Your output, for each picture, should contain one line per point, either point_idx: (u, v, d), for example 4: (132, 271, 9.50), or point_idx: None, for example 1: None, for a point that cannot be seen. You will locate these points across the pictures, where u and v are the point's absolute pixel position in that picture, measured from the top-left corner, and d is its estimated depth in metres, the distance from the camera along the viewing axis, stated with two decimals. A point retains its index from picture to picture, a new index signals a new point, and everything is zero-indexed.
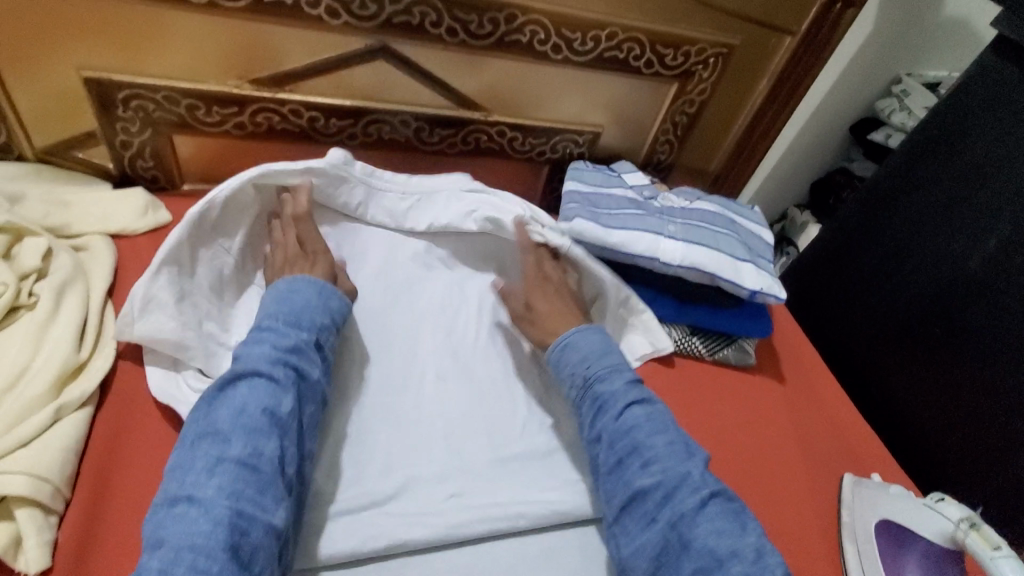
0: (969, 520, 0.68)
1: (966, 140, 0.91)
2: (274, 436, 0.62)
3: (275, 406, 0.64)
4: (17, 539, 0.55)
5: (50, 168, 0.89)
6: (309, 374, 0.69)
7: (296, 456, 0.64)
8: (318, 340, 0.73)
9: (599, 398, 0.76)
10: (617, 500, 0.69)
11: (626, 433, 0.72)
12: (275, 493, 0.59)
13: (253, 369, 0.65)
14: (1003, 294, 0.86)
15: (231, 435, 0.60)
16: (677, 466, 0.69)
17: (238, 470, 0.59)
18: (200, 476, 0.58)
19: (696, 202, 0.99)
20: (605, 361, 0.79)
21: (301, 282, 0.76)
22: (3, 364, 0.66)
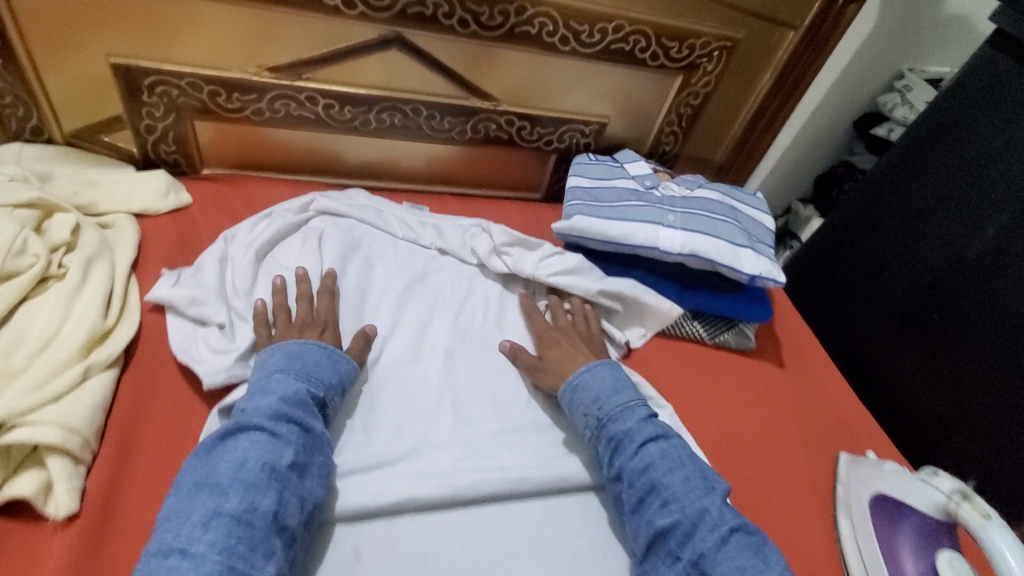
0: (961, 493, 0.70)
1: (966, 130, 0.92)
2: (271, 489, 0.59)
3: (275, 461, 0.61)
4: (47, 485, 0.58)
5: (77, 151, 0.94)
6: (313, 428, 0.67)
7: (300, 507, 0.60)
8: (323, 398, 0.71)
9: (614, 438, 0.75)
10: (642, 540, 0.68)
11: (645, 473, 0.71)
12: (267, 549, 0.56)
13: (254, 424, 0.63)
14: (998, 281, 0.87)
15: (228, 488, 0.58)
16: (694, 503, 0.68)
17: (232, 524, 0.56)
18: (195, 529, 0.55)
19: (697, 189, 1.02)
20: (617, 399, 0.79)
21: (311, 344, 0.74)
22: (35, 328, 0.69)
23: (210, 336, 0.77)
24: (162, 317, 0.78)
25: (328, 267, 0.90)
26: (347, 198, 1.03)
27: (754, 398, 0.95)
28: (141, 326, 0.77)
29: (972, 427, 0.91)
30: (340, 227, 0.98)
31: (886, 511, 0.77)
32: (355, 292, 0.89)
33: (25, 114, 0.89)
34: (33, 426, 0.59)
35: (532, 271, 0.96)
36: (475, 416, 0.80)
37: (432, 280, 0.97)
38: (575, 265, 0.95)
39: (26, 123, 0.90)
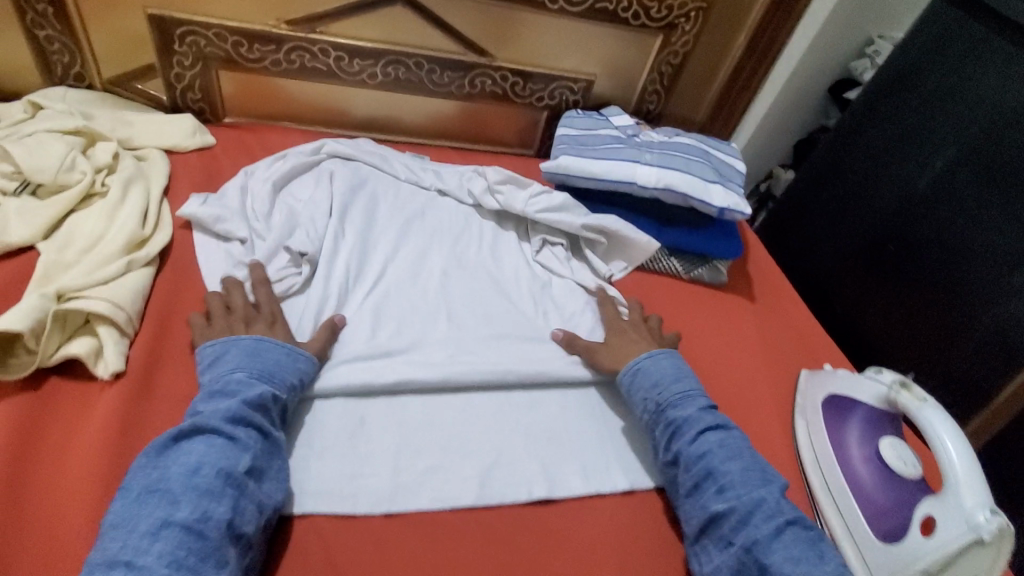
0: (900, 382, 0.78)
1: (920, 76, 1.00)
2: (227, 496, 0.57)
3: (231, 466, 0.59)
4: (98, 349, 0.68)
5: (115, 96, 1.04)
6: (271, 431, 0.65)
7: (256, 513, 0.58)
8: (283, 400, 0.68)
9: (673, 423, 0.76)
10: (696, 523, 0.69)
11: (702, 460, 0.71)
12: (220, 559, 0.53)
13: (208, 427, 0.61)
14: (946, 210, 0.95)
15: (180, 496, 0.55)
16: (752, 492, 0.68)
17: (183, 534, 0.53)
18: (143, 540, 0.52)
19: (675, 137, 1.11)
20: (677, 387, 0.80)
21: (269, 340, 0.72)
22: (84, 233, 0.80)
23: (234, 248, 0.87)
24: (190, 233, 0.88)
25: (338, 198, 1.00)
26: (355, 145, 1.13)
27: (724, 327, 1.04)
28: (173, 238, 0.86)
29: (920, 342, 1.00)
30: (349, 168, 1.08)
31: (834, 409, 0.85)
32: (360, 220, 0.99)
33: (70, 61, 1.00)
34: (87, 299, 0.69)
35: (522, 208, 1.04)
36: (467, 323, 0.89)
37: (430, 217, 1.06)
38: (561, 202, 1.04)
39: (70, 69, 1.01)
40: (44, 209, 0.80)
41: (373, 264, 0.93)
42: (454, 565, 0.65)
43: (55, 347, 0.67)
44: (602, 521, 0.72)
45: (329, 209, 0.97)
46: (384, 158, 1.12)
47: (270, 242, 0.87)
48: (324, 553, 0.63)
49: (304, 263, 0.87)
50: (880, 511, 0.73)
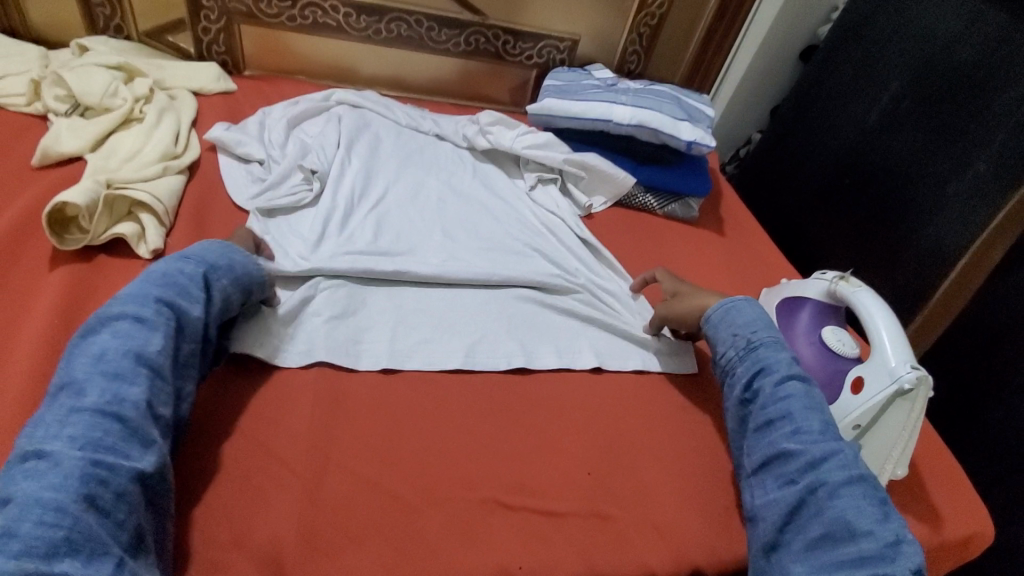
0: (840, 276, 0.87)
1: (870, 22, 1.11)
2: (140, 378, 0.57)
3: (141, 347, 0.58)
4: (141, 231, 0.80)
5: (149, 47, 1.18)
6: (188, 311, 0.64)
7: (170, 396, 0.59)
8: (206, 278, 0.68)
9: (761, 362, 0.74)
10: (759, 457, 0.69)
11: (783, 401, 0.70)
12: (144, 440, 0.54)
13: (117, 312, 0.60)
14: (892, 140, 1.07)
15: (87, 382, 0.55)
16: (830, 442, 0.67)
17: (96, 418, 0.53)
18: (51, 428, 0.51)
19: (651, 86, 1.23)
20: (771, 331, 0.78)
21: (202, 244, 0.73)
22: (125, 146, 0.92)
23: (253, 168, 0.99)
24: (215, 155, 1.00)
25: (346, 133, 1.11)
26: (361, 94, 1.23)
27: (694, 253, 1.13)
28: (201, 158, 0.98)
29: (871, 258, 1.13)
30: (354, 112, 1.18)
31: (786, 308, 0.92)
32: (361, 153, 1.09)
33: (111, 13, 1.14)
34: (131, 191, 0.81)
35: (510, 144, 1.16)
36: (458, 236, 0.99)
37: (426, 154, 1.16)
38: (544, 141, 1.15)
39: (111, 21, 1.15)
40: (91, 127, 0.92)
41: (375, 188, 1.03)
42: (442, 410, 0.75)
43: (104, 228, 0.78)
44: (575, 390, 0.82)
45: (336, 140, 1.09)
46: (388, 105, 1.23)
47: (285, 162, 0.99)
48: (332, 396, 0.73)
49: (314, 180, 0.98)
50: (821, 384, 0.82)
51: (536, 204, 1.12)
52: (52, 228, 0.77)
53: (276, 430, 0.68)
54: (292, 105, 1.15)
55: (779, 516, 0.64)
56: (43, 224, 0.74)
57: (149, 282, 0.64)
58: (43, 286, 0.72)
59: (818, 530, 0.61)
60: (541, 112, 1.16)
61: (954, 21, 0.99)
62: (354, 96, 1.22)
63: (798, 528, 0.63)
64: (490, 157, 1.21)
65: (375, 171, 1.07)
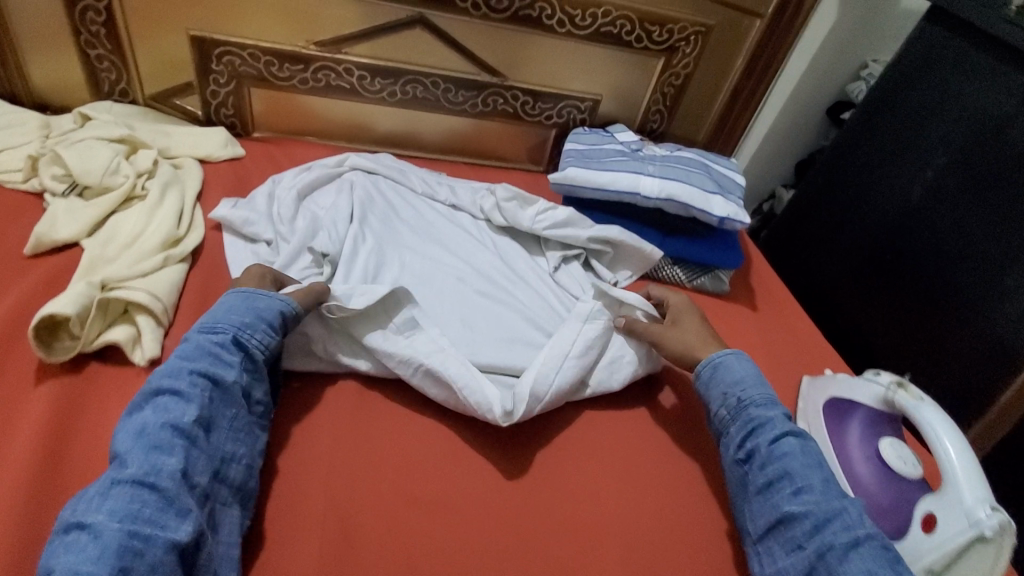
0: (897, 382, 0.80)
1: (909, 90, 1.06)
2: (176, 450, 0.59)
3: (176, 419, 0.61)
4: (137, 335, 0.73)
5: (155, 111, 1.13)
6: (222, 379, 0.67)
7: (206, 466, 0.61)
8: (242, 344, 0.71)
9: (752, 420, 0.75)
10: (761, 523, 0.69)
11: (779, 460, 0.70)
12: (178, 509, 0.55)
13: (156, 387, 0.64)
14: (941, 216, 1.00)
15: (128, 455, 0.58)
16: (831, 502, 0.67)
17: (134, 490, 0.55)
18: (93, 501, 0.54)
19: (677, 151, 1.17)
20: (761, 389, 0.79)
21: (232, 294, 0.76)
22: (125, 230, 0.86)
23: (259, 249, 0.92)
24: (221, 235, 0.95)
25: (356, 206, 1.04)
26: (377, 160, 1.17)
27: (726, 331, 1.06)
28: (205, 239, 0.92)
29: (916, 340, 1.05)
30: (369, 180, 1.13)
31: (836, 411, 0.87)
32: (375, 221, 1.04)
33: (116, 78, 1.09)
34: (126, 289, 0.74)
35: (529, 225, 1.08)
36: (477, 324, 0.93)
37: (442, 227, 1.10)
38: (567, 218, 1.07)
39: (116, 85, 1.10)
40: (90, 210, 0.87)
41: (385, 269, 0.96)
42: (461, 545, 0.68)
43: (96, 334, 0.71)
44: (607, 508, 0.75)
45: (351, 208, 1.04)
46: (402, 171, 1.17)
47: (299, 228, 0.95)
48: (337, 526, 0.66)
49: (325, 264, 0.92)
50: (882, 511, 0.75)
51: (560, 285, 1.05)
52: (40, 334, 0.70)
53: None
54: (302, 174, 1.09)
55: None
56: (29, 336, 0.67)
57: (184, 356, 0.67)
58: (28, 403, 0.66)
59: None
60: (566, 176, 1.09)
61: (1002, 96, 0.93)
62: (368, 160, 1.17)
63: None
64: (510, 234, 1.14)
65: (386, 248, 1.00)
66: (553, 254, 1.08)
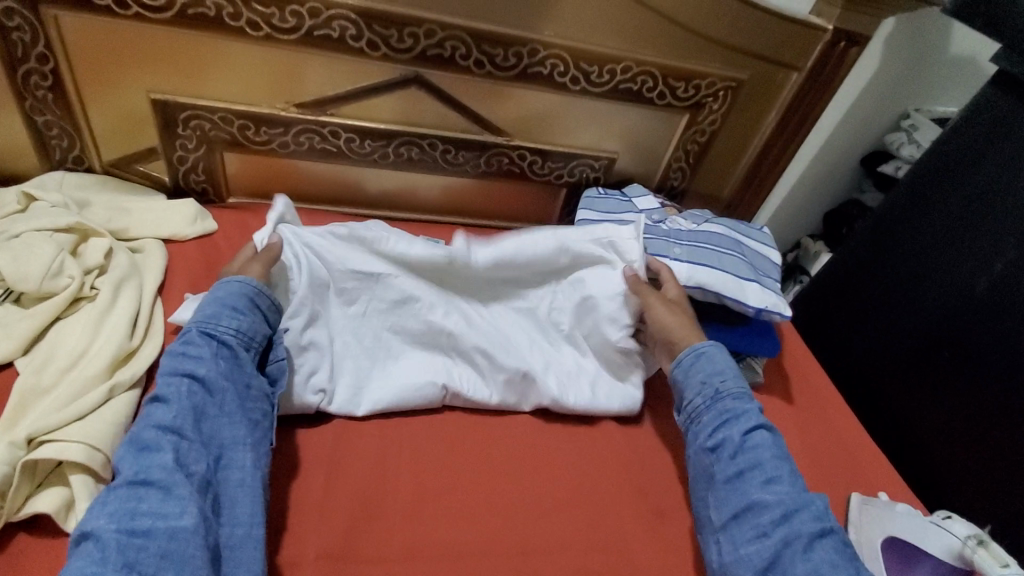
0: (976, 537, 0.69)
1: (974, 167, 0.94)
2: (164, 445, 0.60)
3: (162, 418, 0.62)
4: (70, 500, 0.60)
5: (114, 179, 1.00)
6: (203, 371, 0.67)
7: (201, 454, 0.62)
8: (223, 337, 0.70)
9: (728, 413, 0.75)
10: (729, 510, 0.69)
11: (751, 451, 0.71)
12: (177, 497, 0.57)
13: (145, 396, 0.65)
14: (1010, 317, 0.88)
15: (121, 461, 0.59)
16: (801, 495, 0.68)
17: (129, 491, 0.56)
18: (94, 510, 0.56)
19: (703, 223, 1.04)
20: (738, 380, 0.79)
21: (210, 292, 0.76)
22: (67, 348, 0.73)
23: None
24: (183, 340, 0.81)
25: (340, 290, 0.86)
26: None
27: None
28: (164, 347, 0.79)
29: (978, 450, 0.93)
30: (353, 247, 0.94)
31: (901, 554, 0.75)
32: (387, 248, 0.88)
33: (68, 145, 0.96)
34: (60, 442, 0.62)
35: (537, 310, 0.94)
36: (479, 445, 0.81)
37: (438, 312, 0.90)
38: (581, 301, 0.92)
39: (69, 153, 0.97)
40: (26, 322, 0.74)
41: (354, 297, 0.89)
42: None
43: (21, 502, 0.59)
44: None
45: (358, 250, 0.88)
46: None
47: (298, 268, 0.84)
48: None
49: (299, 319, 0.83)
50: None
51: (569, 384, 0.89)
52: None
53: None
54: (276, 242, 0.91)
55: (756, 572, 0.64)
56: None
57: (168, 356, 0.68)
58: None
59: None
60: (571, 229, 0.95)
61: None
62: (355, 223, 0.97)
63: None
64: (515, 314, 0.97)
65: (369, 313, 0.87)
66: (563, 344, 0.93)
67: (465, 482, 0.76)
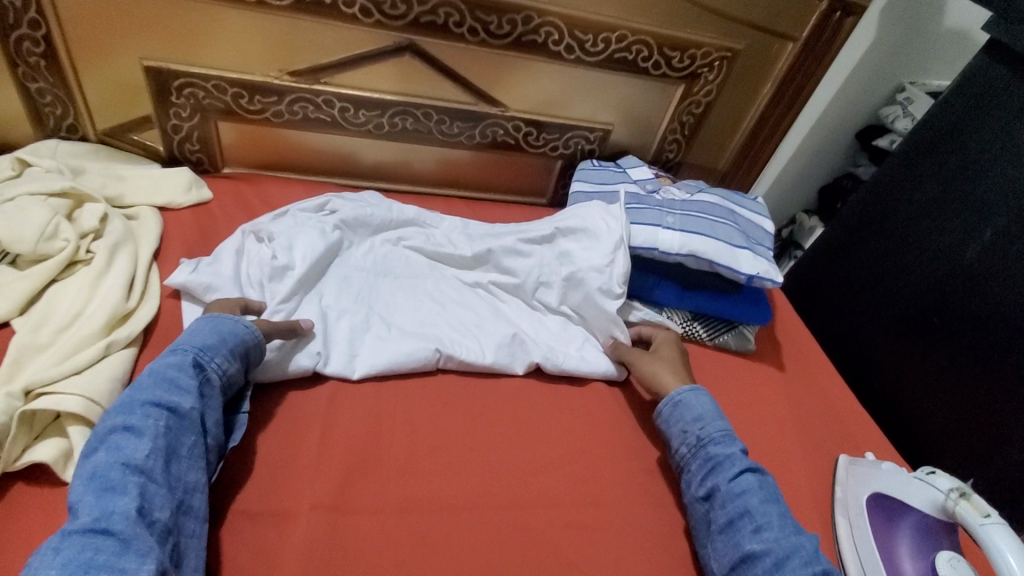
0: (958, 490, 0.70)
1: (963, 136, 0.94)
2: (130, 487, 0.55)
3: (131, 454, 0.57)
4: (68, 451, 0.61)
5: (109, 148, 1.00)
6: (181, 406, 0.63)
7: (168, 499, 0.57)
8: (202, 369, 0.67)
9: (713, 459, 0.74)
10: (726, 561, 0.67)
11: (739, 497, 0.69)
12: (139, 548, 0.51)
13: (109, 427, 0.59)
14: (996, 283, 0.89)
15: (79, 502, 0.53)
16: (790, 538, 0.66)
17: (86, 538, 0.50)
18: (43, 557, 0.49)
19: (697, 193, 1.05)
20: (720, 423, 0.78)
21: (193, 322, 0.73)
22: (63, 308, 0.74)
23: None
24: (179, 303, 0.82)
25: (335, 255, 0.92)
26: (362, 199, 1.02)
27: (753, 400, 0.94)
28: (160, 309, 0.80)
29: (963, 415, 0.95)
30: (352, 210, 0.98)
31: (883, 510, 0.76)
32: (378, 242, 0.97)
33: (62, 113, 0.96)
34: (57, 394, 0.63)
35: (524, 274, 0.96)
36: (473, 407, 0.82)
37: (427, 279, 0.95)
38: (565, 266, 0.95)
39: (63, 121, 0.97)
40: (22, 282, 0.74)
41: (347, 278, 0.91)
42: None
43: (20, 450, 0.60)
44: None
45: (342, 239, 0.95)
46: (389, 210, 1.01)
47: (291, 246, 0.89)
48: None
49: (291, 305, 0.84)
50: None
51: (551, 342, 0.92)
52: None
53: None
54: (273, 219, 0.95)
55: None
56: None
57: (141, 384, 0.64)
58: None
59: None
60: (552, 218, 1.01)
61: None
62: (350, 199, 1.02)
63: None
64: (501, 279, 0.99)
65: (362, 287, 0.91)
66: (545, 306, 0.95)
67: (458, 443, 0.77)
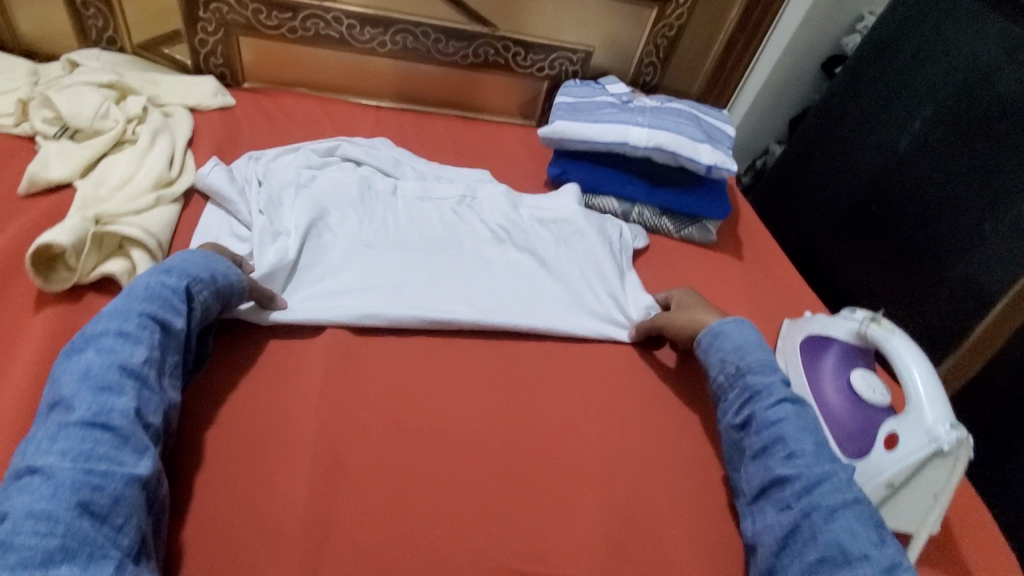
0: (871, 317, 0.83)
1: (900, 42, 1.06)
2: (128, 389, 0.58)
3: (126, 360, 0.59)
4: (132, 268, 0.75)
5: (143, 59, 1.13)
6: (172, 324, 0.64)
7: (160, 405, 0.60)
8: (188, 290, 0.68)
9: (752, 389, 0.73)
10: (757, 483, 0.67)
11: (775, 425, 0.69)
12: (136, 447, 0.55)
13: (100, 331, 0.61)
14: (924, 167, 1.02)
15: (74, 398, 0.55)
16: (822, 464, 0.65)
17: (85, 430, 0.53)
18: (41, 445, 0.52)
19: (667, 103, 1.18)
20: (760, 355, 0.76)
21: (187, 252, 0.73)
22: (117, 173, 0.87)
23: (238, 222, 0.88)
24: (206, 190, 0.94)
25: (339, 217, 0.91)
26: (370, 146, 1.08)
27: (711, 280, 1.07)
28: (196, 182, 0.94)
29: (894, 287, 1.08)
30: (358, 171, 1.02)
31: (812, 347, 0.89)
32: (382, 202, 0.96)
33: (103, 25, 1.09)
34: (121, 225, 0.76)
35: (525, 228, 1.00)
36: None
37: (434, 231, 0.95)
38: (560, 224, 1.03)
39: (104, 32, 1.11)
40: (82, 152, 0.88)
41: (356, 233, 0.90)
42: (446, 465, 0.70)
43: (94, 264, 0.74)
44: (592, 446, 0.75)
45: (352, 196, 0.95)
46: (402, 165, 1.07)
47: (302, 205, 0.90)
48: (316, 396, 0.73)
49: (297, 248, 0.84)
50: (849, 434, 0.78)
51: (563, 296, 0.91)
52: (37, 267, 0.71)
53: (273, 500, 0.63)
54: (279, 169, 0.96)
55: (776, 542, 0.63)
56: (27, 266, 0.69)
57: (131, 297, 0.64)
58: (28, 331, 0.68)
59: (814, 555, 0.59)
60: (557, 195, 1.07)
61: (996, 43, 0.93)
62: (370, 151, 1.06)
63: (793, 553, 0.61)
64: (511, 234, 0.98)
65: (369, 241, 0.90)
66: (554, 260, 0.96)
67: None
